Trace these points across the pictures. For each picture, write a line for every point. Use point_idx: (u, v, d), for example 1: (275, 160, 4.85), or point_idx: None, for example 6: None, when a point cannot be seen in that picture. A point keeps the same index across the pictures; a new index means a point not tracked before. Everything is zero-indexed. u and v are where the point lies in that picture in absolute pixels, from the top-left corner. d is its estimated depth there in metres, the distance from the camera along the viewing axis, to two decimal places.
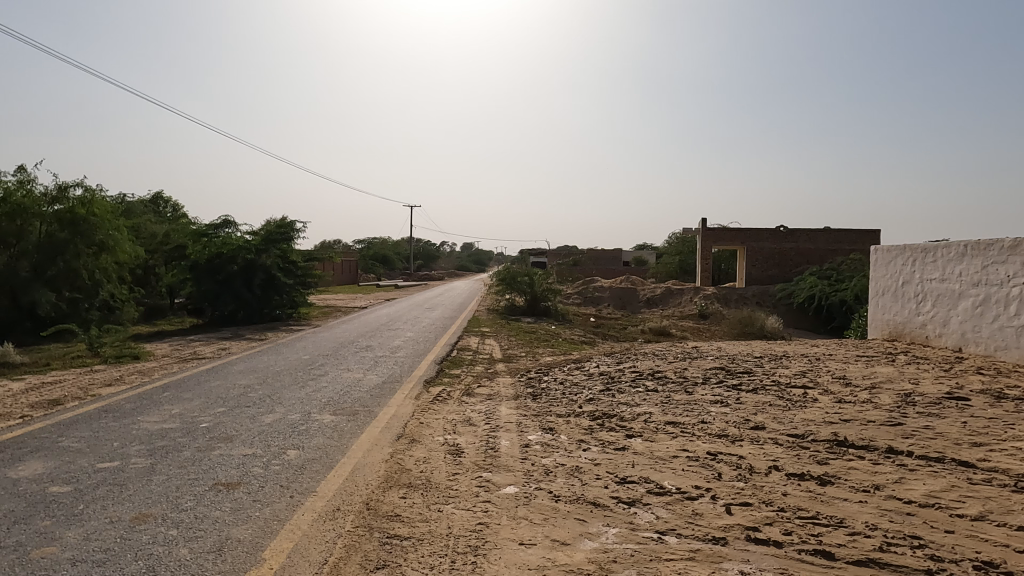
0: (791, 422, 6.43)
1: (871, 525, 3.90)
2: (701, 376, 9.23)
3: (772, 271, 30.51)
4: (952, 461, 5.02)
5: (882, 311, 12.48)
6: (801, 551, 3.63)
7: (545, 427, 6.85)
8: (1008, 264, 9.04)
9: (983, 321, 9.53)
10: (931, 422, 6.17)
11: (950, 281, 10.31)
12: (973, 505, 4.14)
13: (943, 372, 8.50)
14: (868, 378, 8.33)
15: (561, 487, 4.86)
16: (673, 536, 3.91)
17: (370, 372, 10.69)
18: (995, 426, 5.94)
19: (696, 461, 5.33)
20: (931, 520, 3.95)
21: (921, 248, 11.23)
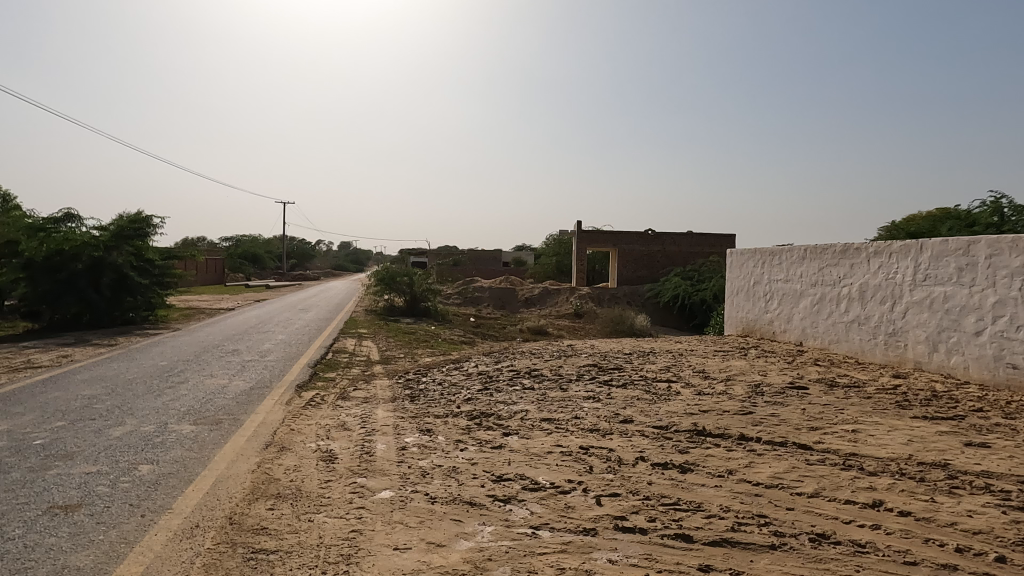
0: (656, 415, 6.83)
1: (724, 507, 4.22)
2: (575, 373, 9.57)
3: (641, 272, 32.25)
4: (793, 444, 5.56)
5: (737, 309, 13.56)
6: (663, 536, 3.85)
7: (423, 428, 6.78)
8: (839, 266, 10.15)
9: (819, 317, 10.63)
10: (776, 409, 6.80)
11: (793, 282, 11.40)
12: (810, 483, 4.60)
13: (787, 363, 9.39)
14: (724, 371, 9.03)
15: (438, 489, 4.83)
16: (546, 530, 4.01)
17: (236, 377, 10.07)
18: (828, 411, 6.65)
19: (570, 456, 5.51)
20: (775, 499, 4.34)
21: (768, 251, 12.33)
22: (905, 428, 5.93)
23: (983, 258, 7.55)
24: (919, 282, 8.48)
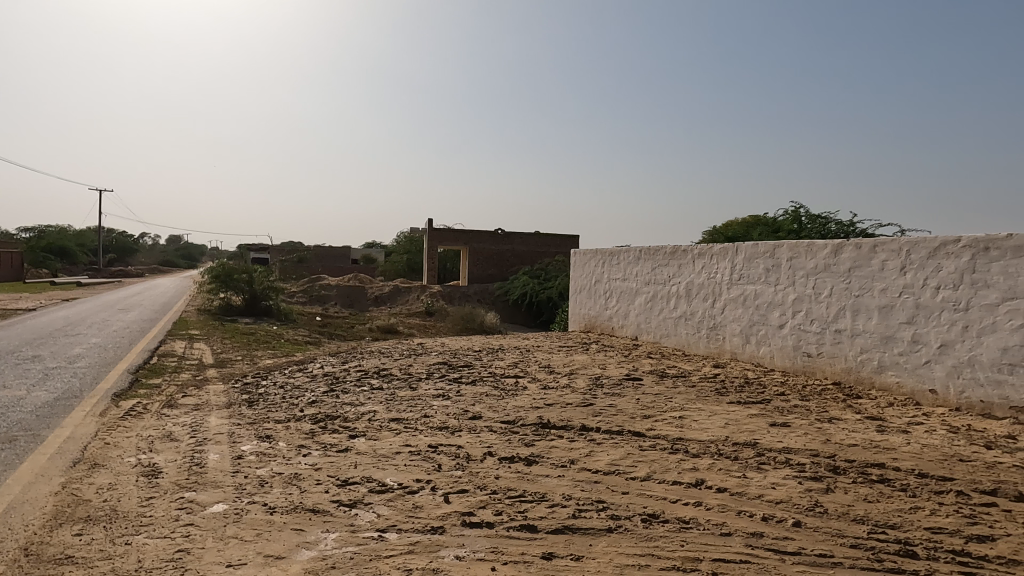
0: (504, 410, 6.98)
1: (567, 496, 4.42)
2: (425, 371, 9.52)
3: (491, 270, 32.86)
4: (628, 432, 5.95)
5: (579, 306, 14.26)
6: (509, 528, 3.94)
7: (262, 435, 6.38)
8: (669, 267, 11.01)
9: (652, 313, 11.49)
10: (614, 400, 7.25)
11: (629, 281, 12.21)
12: (642, 467, 4.95)
13: (624, 357, 10.05)
14: (567, 366, 9.46)
15: (277, 498, 4.57)
16: (394, 532, 3.94)
17: (37, 388, 8.81)
18: (658, 400, 7.21)
19: (418, 455, 5.47)
20: (612, 485, 4.62)
21: (606, 251, 13.08)
22: (723, 412, 6.59)
23: (785, 260, 8.58)
24: (735, 281, 9.45)
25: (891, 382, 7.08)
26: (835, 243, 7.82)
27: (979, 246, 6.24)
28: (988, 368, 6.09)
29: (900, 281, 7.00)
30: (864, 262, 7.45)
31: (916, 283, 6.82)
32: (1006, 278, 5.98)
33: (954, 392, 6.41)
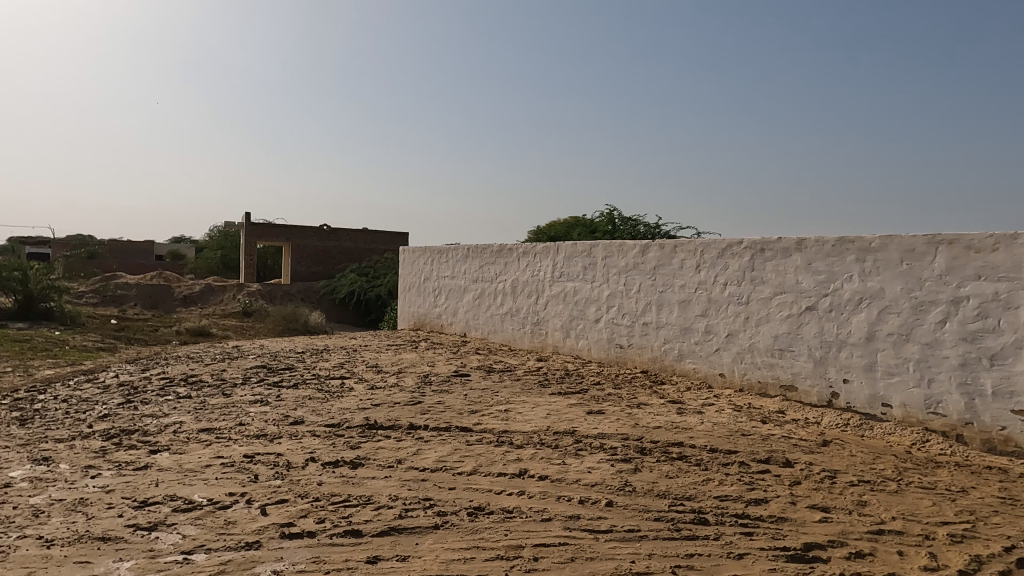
0: (328, 413, 6.71)
1: (393, 496, 4.35)
2: (241, 376, 8.86)
3: (316, 268, 31.44)
4: (455, 428, 6.01)
5: (408, 304, 14.12)
6: (332, 535, 3.79)
7: (37, 457, 5.51)
8: (495, 264, 11.28)
9: (479, 310, 11.72)
10: (442, 397, 7.28)
11: (457, 278, 12.33)
12: (469, 462, 5.03)
13: (452, 354, 10.14)
14: (395, 364, 9.33)
15: (57, 528, 3.98)
16: (201, 553, 3.61)
17: None
18: (485, 394, 7.37)
19: (231, 467, 5.07)
20: (439, 481, 4.64)
21: (434, 249, 13.07)
22: (545, 404, 6.91)
23: (600, 259, 9.19)
24: (556, 278, 9.94)
25: (689, 368, 7.90)
26: (643, 243, 8.52)
27: (757, 248, 7.16)
28: (763, 353, 7.05)
29: (695, 278, 7.82)
30: (666, 260, 8.20)
31: (709, 280, 7.66)
32: (777, 275, 6.95)
33: (738, 375, 7.33)
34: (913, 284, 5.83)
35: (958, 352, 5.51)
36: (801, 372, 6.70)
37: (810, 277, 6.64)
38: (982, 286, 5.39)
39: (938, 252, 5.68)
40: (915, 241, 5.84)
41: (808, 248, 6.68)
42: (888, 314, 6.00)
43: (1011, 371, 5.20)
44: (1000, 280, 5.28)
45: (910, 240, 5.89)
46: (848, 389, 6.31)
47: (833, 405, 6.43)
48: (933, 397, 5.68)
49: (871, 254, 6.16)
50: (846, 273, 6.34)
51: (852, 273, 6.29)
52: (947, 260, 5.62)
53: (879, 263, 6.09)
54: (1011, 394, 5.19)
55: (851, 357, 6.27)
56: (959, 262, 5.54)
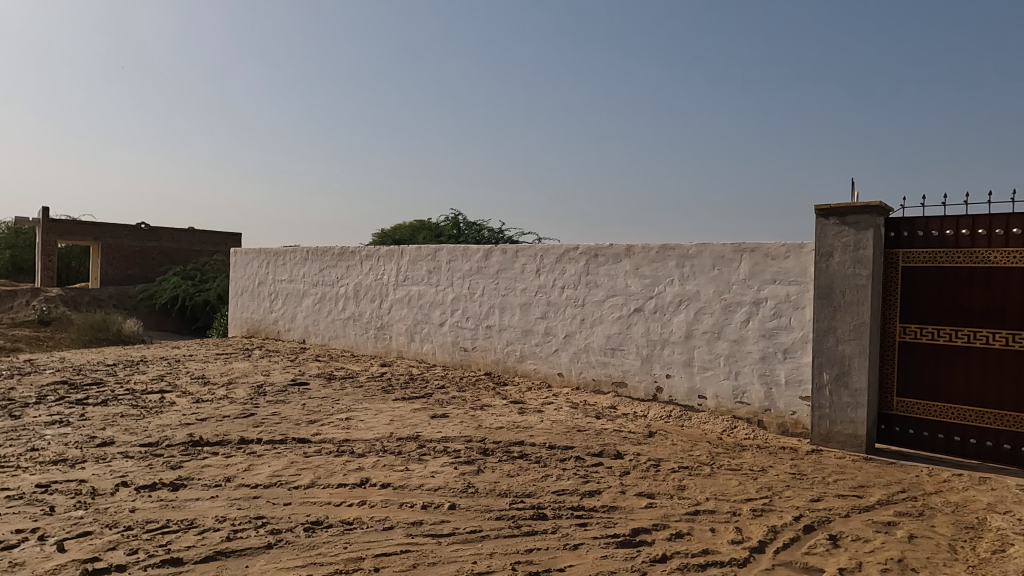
0: (144, 431, 6.05)
1: (220, 518, 4.03)
2: (35, 393, 7.72)
3: (131, 271, 28.31)
4: (292, 439, 5.71)
5: (240, 310, 13.18)
6: (147, 567, 3.42)
7: None
8: (336, 268, 10.88)
9: (320, 315, 11.25)
10: (277, 407, 6.87)
11: (295, 282, 11.73)
12: (306, 475, 4.80)
13: (290, 362, 9.62)
14: (225, 375, 8.66)
15: None
16: None
17: None
18: (325, 403, 7.08)
19: (20, 500, 4.39)
20: (272, 498, 4.37)
21: (269, 251, 12.33)
22: (388, 410, 6.78)
23: (444, 263, 9.21)
24: (400, 282, 9.81)
25: (530, 369, 8.18)
26: (485, 248, 8.66)
27: (591, 253, 7.59)
28: (598, 353, 7.48)
29: (535, 282, 8.11)
30: (509, 265, 8.42)
31: (548, 284, 7.98)
32: (609, 279, 7.41)
33: (575, 374, 7.71)
34: (723, 288, 6.51)
35: (759, 347, 6.25)
36: (630, 369, 7.21)
37: (637, 281, 7.16)
38: (777, 289, 6.15)
39: (743, 259, 6.39)
40: (724, 249, 6.52)
41: (635, 254, 7.20)
42: (703, 314, 6.64)
43: (799, 362, 6.00)
44: (791, 283, 6.07)
45: (720, 247, 6.56)
46: (670, 384, 6.89)
47: (657, 399, 6.99)
48: (739, 388, 6.39)
49: (689, 260, 6.78)
50: (668, 277, 6.92)
51: (673, 277, 6.88)
52: (749, 266, 6.35)
53: (695, 268, 6.72)
54: (799, 382, 5.99)
55: (673, 354, 6.86)
56: (759, 267, 6.28)
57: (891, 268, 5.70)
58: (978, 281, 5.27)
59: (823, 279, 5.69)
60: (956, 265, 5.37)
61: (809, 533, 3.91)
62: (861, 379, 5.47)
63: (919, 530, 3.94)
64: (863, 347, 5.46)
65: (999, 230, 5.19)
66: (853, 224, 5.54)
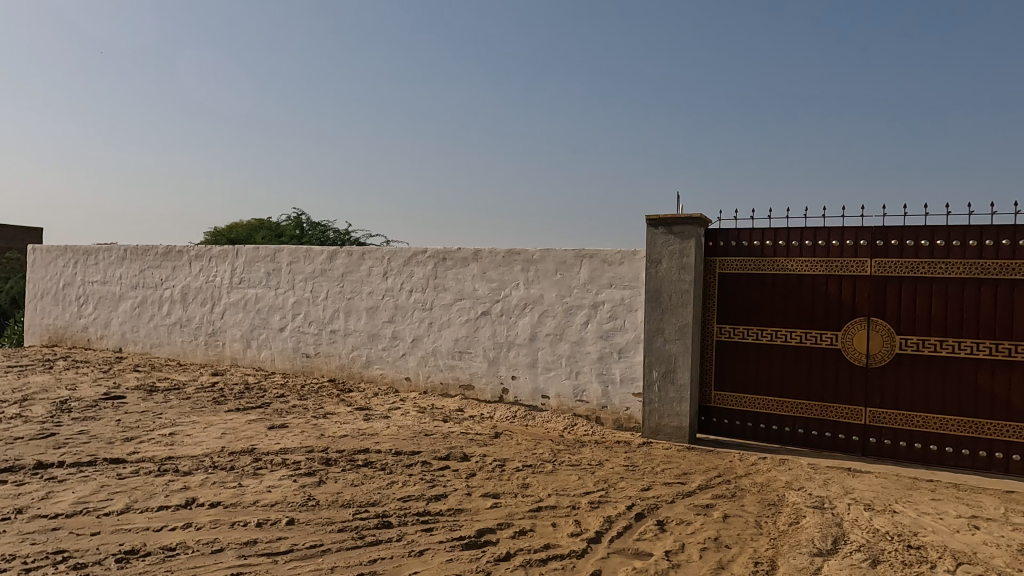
0: None
1: (8, 556, 3.49)
2: None
3: None
4: (103, 460, 5.09)
5: (39, 316, 11.53)
6: None
7: None
8: (160, 268, 9.89)
9: (140, 320, 10.16)
10: (85, 425, 6.09)
11: (110, 284, 10.50)
12: (120, 499, 4.30)
13: (102, 373, 8.59)
14: (18, 390, 7.52)
15: None
16: None
17: None
18: (145, 418, 6.40)
19: None
20: (77, 528, 3.86)
21: (78, 248, 10.92)
22: (219, 422, 6.28)
23: (285, 265, 8.72)
24: (235, 285, 9.13)
25: (376, 374, 8.00)
26: (330, 250, 8.33)
27: (439, 257, 7.58)
28: (445, 356, 7.50)
29: (383, 285, 7.95)
30: (355, 267, 8.16)
31: (395, 287, 7.85)
32: (456, 282, 7.45)
33: (422, 377, 7.66)
34: (565, 291, 6.80)
35: (597, 348, 6.62)
36: (477, 372, 7.31)
37: (485, 285, 7.27)
38: (613, 293, 6.55)
39: (582, 264, 6.73)
40: (566, 255, 6.82)
41: (482, 258, 7.30)
42: (547, 317, 6.90)
43: (632, 361, 6.44)
44: (625, 288, 6.49)
45: (562, 253, 6.85)
46: (516, 385, 7.07)
47: (503, 400, 7.15)
48: (579, 387, 6.72)
49: (533, 265, 7.00)
50: (514, 281, 7.10)
51: (518, 281, 7.07)
52: (589, 271, 6.69)
53: (539, 273, 6.96)
54: (632, 380, 6.43)
55: (518, 356, 7.06)
56: (597, 273, 6.65)
57: (709, 273, 6.29)
58: (778, 286, 6.00)
59: (653, 284, 6.15)
60: (761, 272, 6.07)
61: (639, 521, 4.20)
62: (685, 375, 5.99)
63: (731, 510, 4.39)
64: (686, 346, 5.98)
65: (795, 241, 5.95)
66: (678, 234, 6.05)
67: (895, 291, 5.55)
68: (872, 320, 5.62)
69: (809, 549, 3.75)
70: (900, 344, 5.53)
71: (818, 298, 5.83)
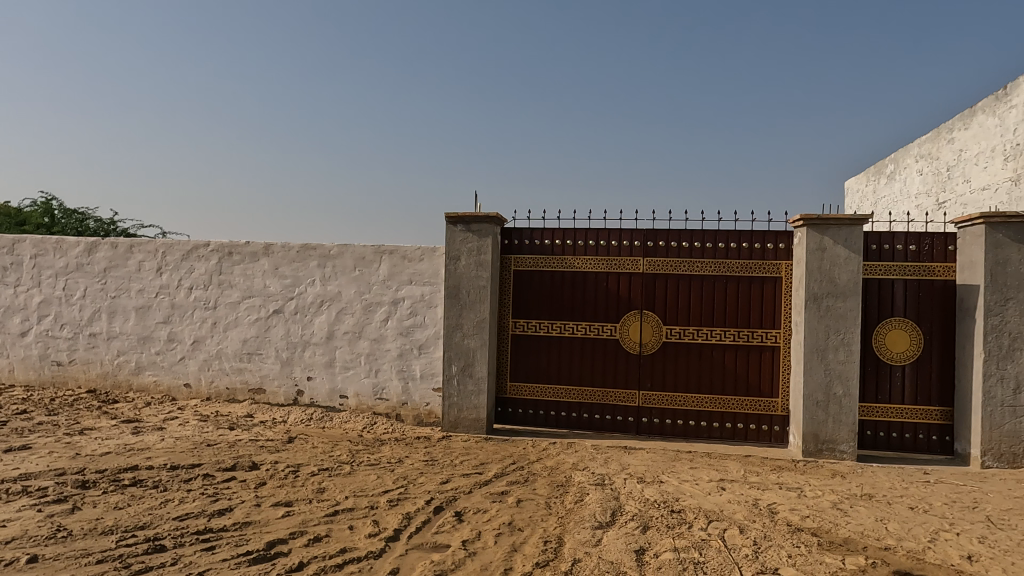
0: None
1: None
2: None
3: None
4: None
5: None
6: None
7: None
8: None
9: None
10: None
11: None
12: None
13: None
14: None
15: None
16: None
17: None
18: None
19: None
20: None
21: None
22: None
23: (27, 258, 7.38)
24: None
25: (148, 382, 7.14)
26: (88, 241, 7.23)
27: (224, 251, 6.96)
28: (232, 358, 6.92)
29: (156, 282, 7.10)
30: (120, 262, 7.18)
31: (172, 284, 7.06)
32: (245, 278, 6.90)
33: (205, 383, 7.00)
34: (364, 288, 6.65)
35: (397, 345, 6.58)
36: (269, 374, 6.85)
37: (276, 281, 6.83)
38: (412, 289, 6.56)
39: (382, 261, 6.63)
40: (365, 251, 6.67)
41: (274, 253, 6.85)
42: (345, 314, 6.69)
43: (432, 357, 6.51)
44: (425, 284, 6.53)
45: (361, 249, 6.68)
46: (311, 386, 6.76)
47: (298, 403, 6.79)
48: (378, 384, 6.62)
49: (330, 261, 6.74)
50: (309, 278, 6.77)
51: (314, 278, 6.76)
52: (388, 267, 6.61)
53: (336, 269, 6.72)
54: (432, 375, 6.50)
55: (313, 356, 6.75)
56: (397, 269, 6.60)
57: (505, 271, 6.56)
58: (567, 282, 6.45)
59: (451, 280, 6.25)
60: (551, 268, 6.48)
61: (438, 514, 4.25)
62: (482, 368, 6.19)
63: (524, 494, 4.63)
64: (483, 340, 6.19)
65: (580, 241, 6.44)
66: (476, 232, 6.23)
67: (663, 286, 6.27)
68: (644, 312, 6.29)
69: (592, 523, 4.09)
70: (666, 333, 6.26)
71: (601, 293, 6.38)
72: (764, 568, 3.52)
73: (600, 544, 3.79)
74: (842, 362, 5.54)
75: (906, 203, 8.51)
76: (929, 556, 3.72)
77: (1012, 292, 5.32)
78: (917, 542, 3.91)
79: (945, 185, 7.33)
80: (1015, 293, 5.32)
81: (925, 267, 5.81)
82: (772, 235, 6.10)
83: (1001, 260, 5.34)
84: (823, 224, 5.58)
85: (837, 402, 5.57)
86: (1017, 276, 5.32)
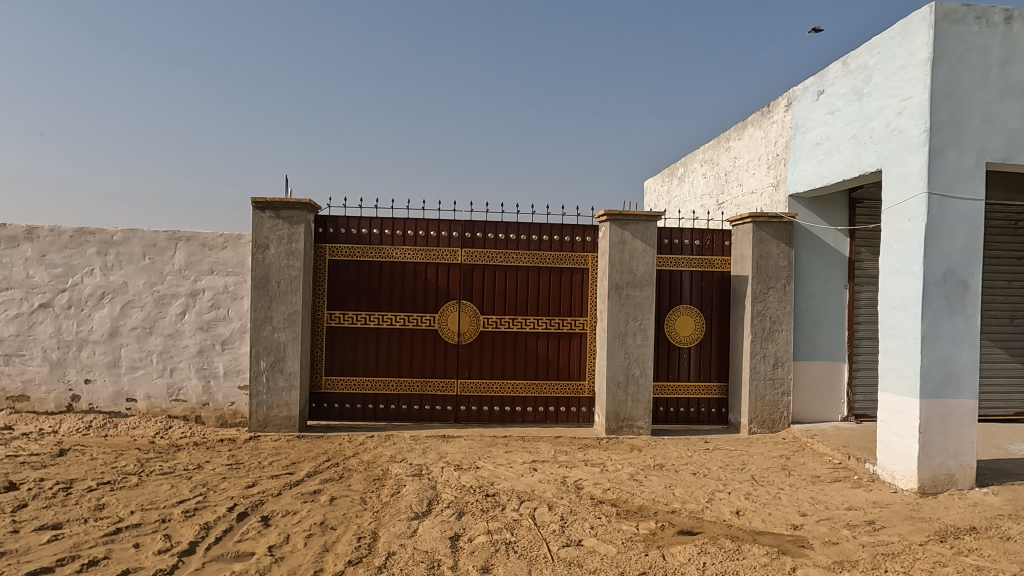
0: None
1: None
2: None
3: None
4: None
5: None
6: None
7: None
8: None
9: None
10: None
11: None
12: None
13: None
14: None
15: None
16: None
17: None
18: None
19: None
20: None
21: None
22: None
23: None
24: None
25: None
26: None
27: None
28: None
29: None
30: None
31: None
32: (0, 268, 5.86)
33: None
34: (155, 278, 5.98)
35: (196, 341, 6.01)
36: (33, 378, 5.90)
37: (43, 271, 5.88)
38: (214, 280, 6.02)
39: (177, 248, 6.00)
40: (156, 236, 5.98)
41: (40, 238, 5.89)
42: (131, 308, 5.96)
43: (237, 353, 6.05)
44: (228, 274, 6.03)
45: (152, 235, 5.99)
46: (90, 390, 5.95)
47: (73, 410, 5.93)
48: (174, 385, 6.00)
49: (112, 248, 5.95)
50: (86, 266, 5.92)
51: (93, 267, 5.93)
52: (185, 256, 6.00)
53: (121, 257, 5.95)
54: (237, 373, 6.04)
55: (92, 356, 5.94)
56: (195, 257, 6.01)
57: (318, 260, 6.26)
58: (385, 272, 6.33)
59: (259, 270, 5.83)
60: (368, 258, 6.32)
61: (242, 521, 3.96)
62: (294, 363, 5.87)
63: (338, 492, 4.48)
64: (295, 333, 5.87)
65: (398, 231, 6.35)
66: (286, 218, 5.87)
67: (480, 276, 6.40)
68: (462, 302, 6.38)
69: (408, 515, 4.07)
70: (483, 322, 6.41)
71: (419, 283, 6.35)
72: (569, 541, 3.75)
73: (415, 535, 3.78)
74: (639, 345, 6.07)
75: (693, 202, 9.55)
76: (707, 515, 4.22)
77: (772, 282, 6.19)
78: (697, 503, 4.42)
79: (723, 188, 8.31)
80: (775, 282, 6.20)
81: (707, 260, 6.56)
82: (580, 229, 6.49)
83: (765, 255, 6.19)
84: (623, 219, 6.05)
85: (635, 381, 6.10)
86: (776, 267, 6.20)
